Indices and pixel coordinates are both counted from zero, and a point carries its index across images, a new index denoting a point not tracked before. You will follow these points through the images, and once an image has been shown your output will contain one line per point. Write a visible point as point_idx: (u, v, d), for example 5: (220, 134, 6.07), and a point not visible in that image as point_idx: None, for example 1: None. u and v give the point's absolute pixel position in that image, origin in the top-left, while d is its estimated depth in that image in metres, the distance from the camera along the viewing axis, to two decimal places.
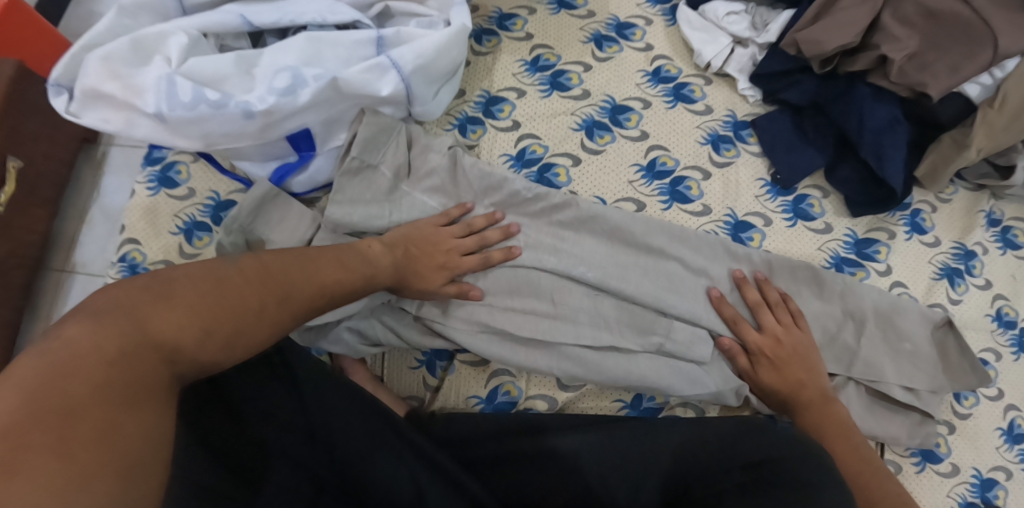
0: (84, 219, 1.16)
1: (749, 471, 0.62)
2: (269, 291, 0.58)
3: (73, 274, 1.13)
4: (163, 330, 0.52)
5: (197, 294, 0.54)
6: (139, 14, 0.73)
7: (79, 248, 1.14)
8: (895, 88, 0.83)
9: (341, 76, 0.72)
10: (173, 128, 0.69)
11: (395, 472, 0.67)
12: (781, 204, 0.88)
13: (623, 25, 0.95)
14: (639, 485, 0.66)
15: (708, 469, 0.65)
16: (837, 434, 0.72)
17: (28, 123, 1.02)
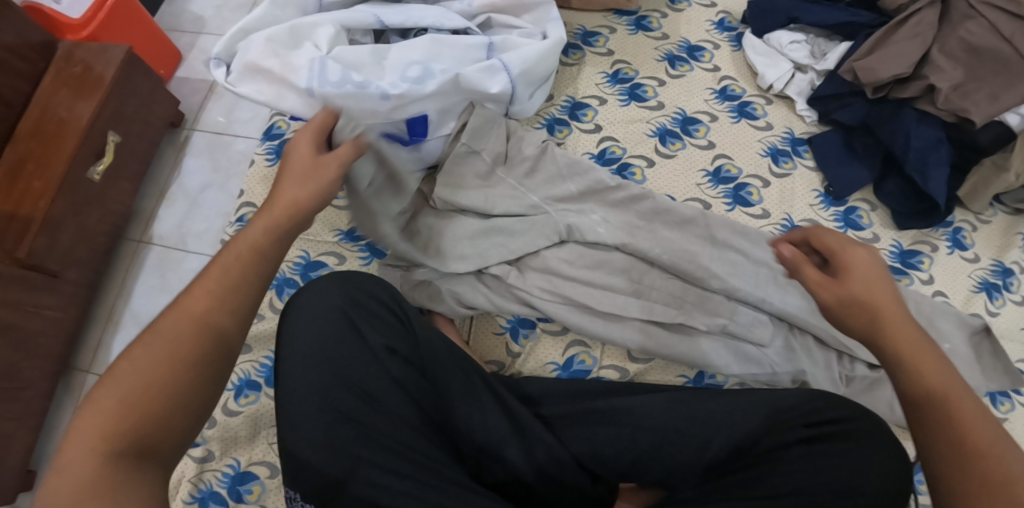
0: (163, 196, 1.29)
1: (812, 430, 0.70)
2: (165, 346, 0.57)
3: (148, 245, 1.25)
4: (128, 401, 0.55)
5: (144, 368, 0.56)
6: (286, 7, 0.86)
7: (156, 222, 1.27)
8: (939, 113, 0.92)
9: (462, 72, 0.84)
10: (318, 103, 0.80)
11: (486, 420, 0.76)
12: (833, 214, 0.97)
13: (693, 48, 1.06)
14: (709, 441, 0.73)
15: (773, 430, 0.72)
16: (948, 404, 0.58)
17: (129, 104, 1.17)
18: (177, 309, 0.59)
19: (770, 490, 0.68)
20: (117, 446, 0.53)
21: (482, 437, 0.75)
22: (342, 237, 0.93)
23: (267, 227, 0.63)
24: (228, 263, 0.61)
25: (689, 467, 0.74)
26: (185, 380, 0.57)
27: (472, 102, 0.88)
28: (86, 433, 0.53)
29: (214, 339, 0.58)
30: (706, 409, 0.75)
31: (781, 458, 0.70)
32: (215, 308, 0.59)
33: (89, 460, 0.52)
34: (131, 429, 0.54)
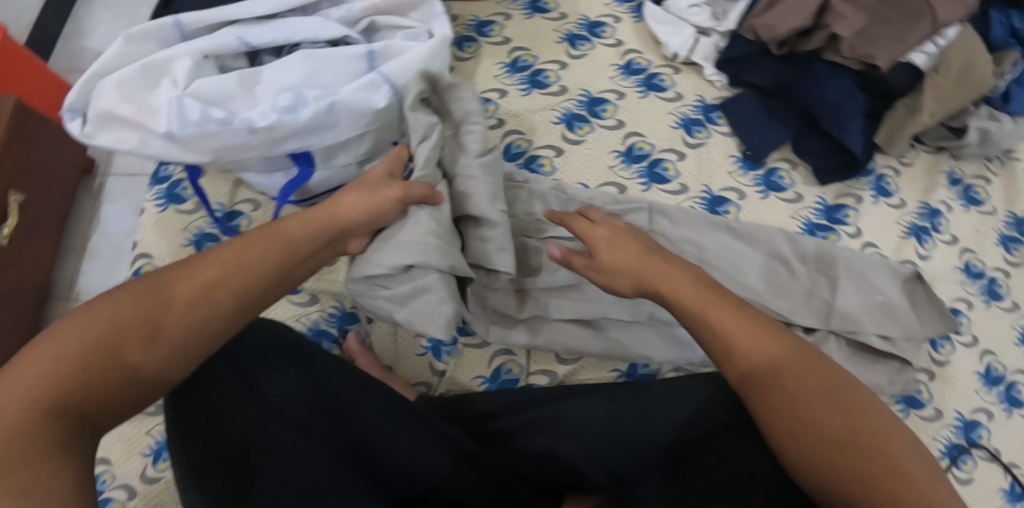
0: (84, 251, 1.22)
1: (736, 416, 0.69)
2: (159, 293, 0.58)
3: (77, 303, 1.18)
4: (157, 304, 0.58)
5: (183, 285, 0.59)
6: (144, 41, 0.82)
7: (81, 278, 1.20)
8: (846, 62, 0.90)
9: (337, 96, 0.78)
10: (183, 145, 0.76)
11: (412, 449, 0.71)
12: (753, 178, 0.94)
13: (593, 24, 1.02)
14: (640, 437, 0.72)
15: (701, 416, 0.71)
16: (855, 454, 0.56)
17: (30, 155, 1.09)
18: (181, 271, 0.60)
19: (700, 481, 0.64)
20: (57, 375, 0.53)
21: (408, 468, 0.71)
22: None
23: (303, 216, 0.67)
24: (260, 240, 0.64)
25: (625, 464, 0.71)
26: (183, 336, 0.57)
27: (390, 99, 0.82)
28: (50, 344, 0.54)
29: (218, 306, 0.59)
30: (641, 404, 0.74)
31: (711, 449, 0.67)
32: (227, 279, 0.60)
33: (35, 376, 0.52)
34: (76, 361, 0.54)
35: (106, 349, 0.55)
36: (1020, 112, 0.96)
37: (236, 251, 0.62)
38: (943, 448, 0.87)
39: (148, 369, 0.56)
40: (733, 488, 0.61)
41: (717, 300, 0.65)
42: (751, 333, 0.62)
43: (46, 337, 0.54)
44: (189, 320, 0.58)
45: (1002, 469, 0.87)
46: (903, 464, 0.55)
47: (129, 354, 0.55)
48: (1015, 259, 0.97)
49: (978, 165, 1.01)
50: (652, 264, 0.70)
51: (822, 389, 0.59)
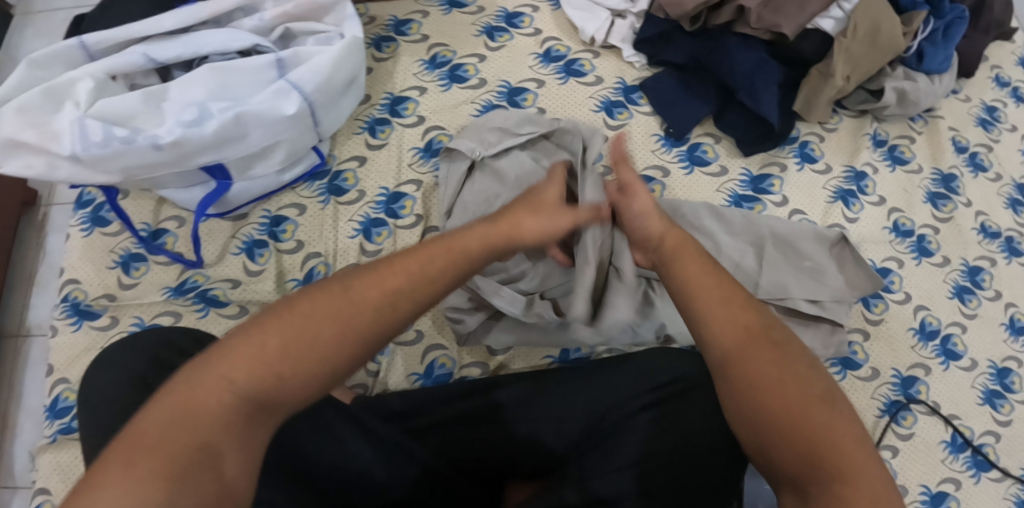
0: (33, 282, 1.17)
1: (655, 393, 0.74)
2: (338, 303, 0.53)
3: (29, 338, 1.13)
4: (303, 327, 0.52)
5: (329, 311, 0.53)
6: (49, 64, 0.83)
7: (31, 313, 1.15)
8: (756, 33, 0.91)
9: (244, 108, 0.79)
10: (90, 166, 0.77)
11: (343, 451, 0.71)
12: (676, 154, 0.95)
13: (512, 15, 1.01)
14: (567, 420, 0.75)
15: (622, 398, 0.75)
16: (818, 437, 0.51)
17: None
18: (405, 257, 0.57)
19: (626, 458, 0.69)
20: (251, 390, 0.50)
21: (341, 469, 0.71)
22: (171, 294, 0.87)
23: (488, 228, 0.63)
24: (438, 248, 0.59)
25: (556, 444, 0.75)
26: (356, 347, 0.53)
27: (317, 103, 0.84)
28: (193, 378, 0.50)
29: (395, 321, 0.55)
30: (572, 390, 0.77)
31: (630, 427, 0.72)
32: (401, 291, 0.55)
33: (219, 397, 0.49)
34: (276, 377, 0.51)
35: (291, 359, 0.51)
36: (936, 71, 0.96)
37: (391, 269, 0.56)
38: (882, 405, 0.88)
39: (321, 385, 0.52)
40: (650, 463, 0.68)
41: (713, 271, 0.60)
42: (720, 296, 0.58)
43: (228, 350, 0.51)
44: (373, 332, 0.53)
45: (943, 422, 0.88)
46: (854, 452, 0.51)
47: (314, 366, 0.52)
48: (943, 214, 0.97)
49: (901, 126, 1.01)
50: (673, 240, 0.65)
51: (782, 356, 0.54)
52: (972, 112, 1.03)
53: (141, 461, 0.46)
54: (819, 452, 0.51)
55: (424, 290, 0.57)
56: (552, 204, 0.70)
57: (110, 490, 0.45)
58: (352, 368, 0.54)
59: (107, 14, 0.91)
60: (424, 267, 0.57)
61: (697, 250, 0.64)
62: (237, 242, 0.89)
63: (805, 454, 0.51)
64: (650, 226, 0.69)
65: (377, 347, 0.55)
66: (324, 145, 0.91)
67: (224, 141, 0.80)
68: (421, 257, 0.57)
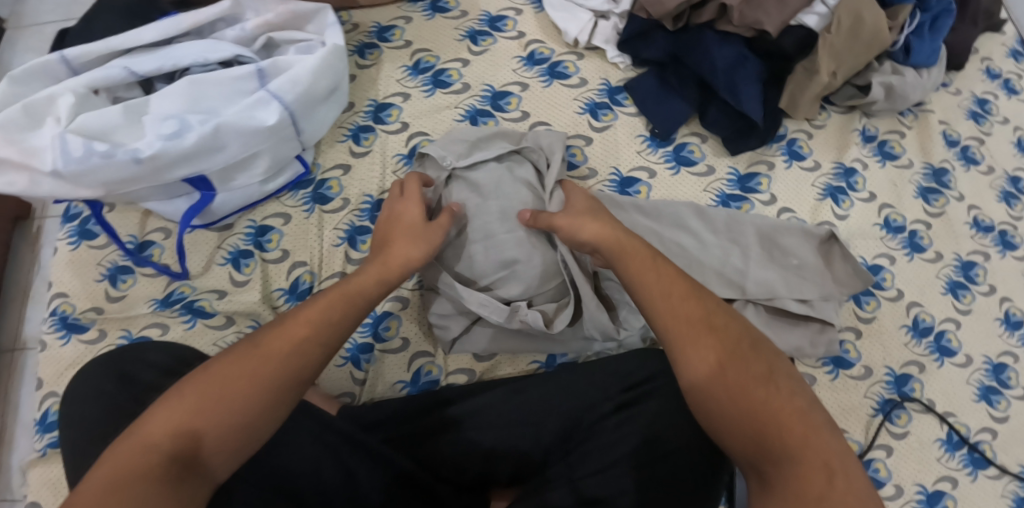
0: (27, 296, 1.18)
1: (630, 394, 0.74)
2: (248, 358, 0.58)
3: (24, 352, 1.14)
4: (220, 381, 0.57)
5: (238, 362, 0.58)
6: (29, 81, 0.83)
7: (25, 326, 1.16)
8: (739, 30, 0.90)
9: (225, 119, 0.79)
10: (72, 181, 0.78)
11: (318, 461, 0.70)
12: (662, 155, 0.94)
13: (495, 19, 1.01)
14: (545, 424, 0.74)
15: (598, 400, 0.74)
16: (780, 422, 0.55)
17: None
18: (304, 310, 0.62)
19: (611, 458, 0.69)
20: (174, 446, 0.54)
21: (321, 482, 0.70)
22: (158, 306, 0.87)
23: (379, 264, 0.70)
24: (333, 299, 0.64)
25: (533, 449, 0.73)
26: (271, 394, 0.57)
27: (301, 115, 0.85)
28: (118, 450, 0.53)
29: (304, 364, 0.59)
30: (545, 393, 0.75)
31: (609, 427, 0.72)
32: (307, 338, 0.60)
33: (146, 458, 0.53)
34: (198, 431, 0.54)
35: (203, 413, 0.55)
36: (923, 64, 0.95)
37: (291, 317, 0.61)
38: (876, 404, 0.87)
39: (239, 430, 0.56)
40: (635, 461, 0.68)
41: (654, 266, 0.65)
42: (676, 304, 0.62)
43: (152, 415, 0.55)
44: (289, 378, 0.58)
45: (938, 420, 0.86)
46: (815, 442, 0.54)
47: (226, 410, 0.55)
48: (935, 209, 0.95)
49: (891, 120, 1.00)
50: (616, 241, 0.69)
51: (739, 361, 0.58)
52: (963, 105, 1.02)
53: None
54: (782, 435, 0.54)
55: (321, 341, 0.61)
56: (414, 228, 0.75)
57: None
58: (271, 414, 0.57)
59: (89, 28, 0.91)
60: (325, 313, 0.63)
61: (635, 245, 0.68)
62: (223, 252, 0.89)
63: (769, 437, 0.55)
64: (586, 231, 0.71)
65: (293, 391, 0.59)
66: (308, 154, 0.91)
67: (206, 154, 0.80)
68: (319, 309, 0.63)
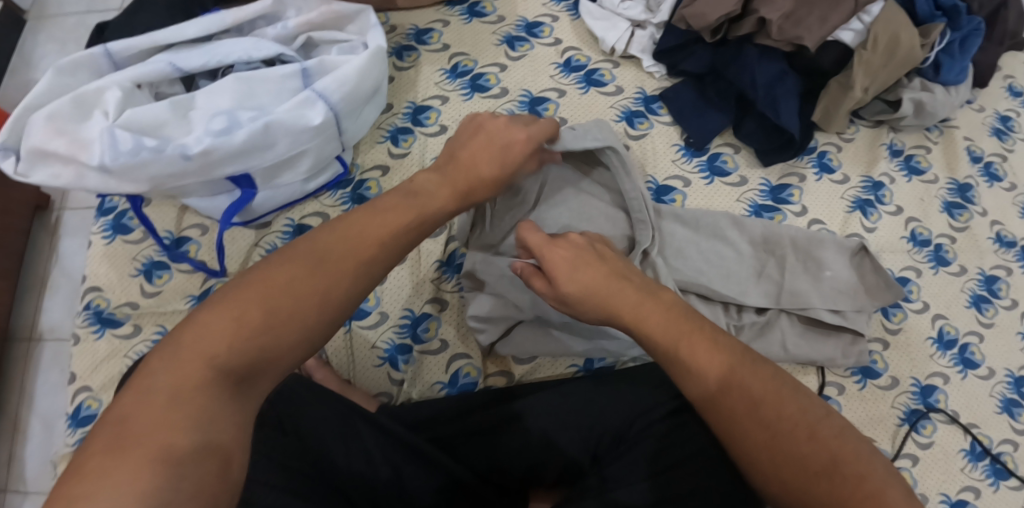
0: (45, 286, 1.13)
1: (680, 400, 0.75)
2: (309, 276, 0.57)
3: (41, 342, 1.10)
4: (278, 287, 0.56)
5: (297, 270, 0.58)
6: (74, 72, 0.83)
7: (43, 315, 1.11)
8: (778, 45, 0.91)
9: (273, 118, 0.80)
10: (118, 176, 0.78)
11: (369, 460, 0.71)
12: (696, 164, 0.95)
13: (531, 24, 1.02)
14: (592, 427, 0.76)
15: (644, 407, 0.76)
16: (828, 465, 0.54)
17: None
18: (360, 219, 0.62)
19: (636, 474, 0.69)
20: (234, 363, 0.54)
21: (368, 480, 0.71)
22: (195, 302, 0.87)
23: (452, 180, 0.70)
24: (395, 210, 0.65)
25: (573, 451, 0.75)
26: (332, 313, 0.58)
27: (344, 114, 0.86)
28: (166, 361, 0.53)
29: (366, 285, 0.60)
30: (594, 400, 0.77)
31: (656, 431, 0.73)
32: (369, 255, 0.61)
33: (202, 371, 0.53)
34: (256, 350, 0.54)
35: (264, 331, 0.55)
36: (952, 82, 0.96)
37: (350, 230, 0.61)
38: (902, 414, 0.88)
39: (299, 349, 0.57)
40: (653, 479, 0.68)
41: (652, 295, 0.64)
42: (706, 353, 0.59)
43: (206, 328, 0.54)
44: (349, 295, 0.59)
45: (963, 431, 0.87)
46: (869, 493, 0.52)
47: (286, 331, 0.56)
48: (960, 224, 0.97)
49: (918, 136, 1.02)
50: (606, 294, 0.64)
51: (769, 423, 0.56)
52: (986, 122, 1.04)
53: (140, 444, 0.49)
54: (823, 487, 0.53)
55: (381, 252, 0.62)
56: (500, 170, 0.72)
57: (121, 466, 0.48)
58: (334, 322, 0.59)
59: (130, 21, 0.91)
60: (379, 222, 0.63)
61: (668, 298, 0.64)
62: (260, 250, 0.89)
63: (815, 479, 0.54)
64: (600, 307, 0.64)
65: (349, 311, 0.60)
66: (347, 154, 0.92)
67: (252, 152, 0.80)
68: (368, 220, 0.63)
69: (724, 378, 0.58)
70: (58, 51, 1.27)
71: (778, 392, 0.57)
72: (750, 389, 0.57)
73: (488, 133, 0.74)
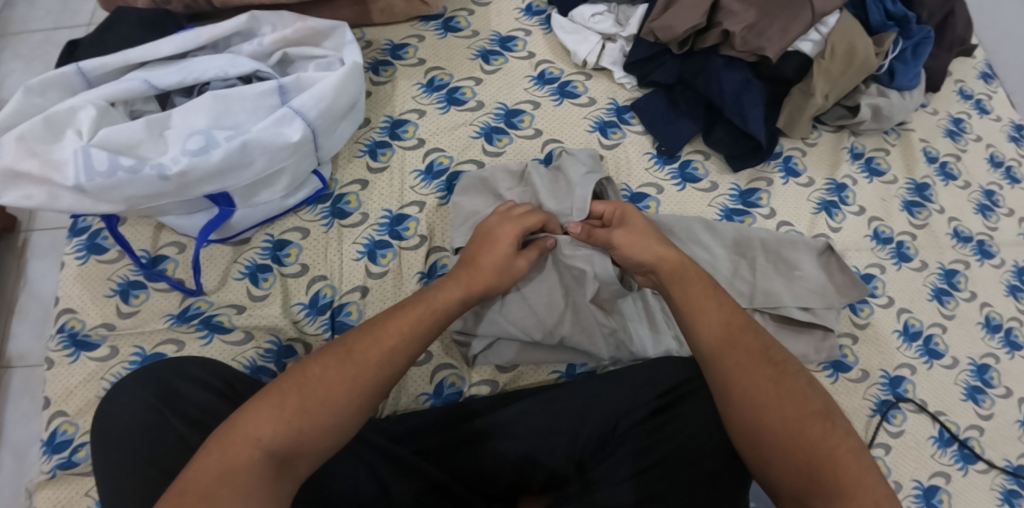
0: (13, 311, 1.10)
1: (662, 399, 0.78)
2: (343, 367, 0.62)
3: (10, 369, 1.07)
4: (318, 379, 0.61)
5: (337, 363, 0.63)
6: (46, 91, 0.82)
7: (11, 341, 1.08)
8: (741, 55, 0.95)
9: (251, 135, 0.80)
10: (94, 196, 0.78)
11: (357, 475, 0.72)
12: (669, 172, 0.98)
13: (505, 39, 1.04)
14: (577, 432, 0.77)
15: (628, 407, 0.78)
16: (822, 420, 0.61)
17: None
18: (395, 313, 0.67)
19: (621, 474, 0.71)
20: (275, 445, 0.58)
21: (356, 494, 0.71)
22: (173, 321, 0.86)
23: (460, 279, 0.73)
24: (424, 303, 0.69)
25: (559, 458, 0.77)
26: (359, 401, 0.62)
27: (321, 130, 0.86)
28: (218, 441, 0.58)
29: (390, 374, 0.64)
30: (577, 404, 0.79)
31: (639, 434, 0.75)
32: (397, 348, 0.65)
33: (248, 452, 0.57)
34: (293, 434, 0.59)
35: (301, 417, 0.60)
36: (907, 87, 1.01)
37: (384, 324, 0.66)
38: (873, 405, 0.91)
39: (330, 435, 0.60)
40: (638, 478, 0.70)
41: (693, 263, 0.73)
42: (723, 315, 0.68)
43: (252, 415, 0.59)
44: (379, 386, 0.63)
45: (931, 419, 0.91)
46: (840, 444, 0.60)
47: (325, 415, 0.60)
48: (919, 221, 1.01)
49: (876, 139, 1.06)
50: (679, 266, 0.73)
51: (779, 373, 0.64)
52: (940, 125, 1.09)
53: None
54: (810, 435, 0.60)
55: (411, 346, 0.66)
56: (500, 261, 0.75)
57: None
58: (370, 407, 0.63)
59: (101, 39, 0.90)
60: (407, 314, 0.67)
61: (696, 272, 0.72)
62: (239, 266, 0.89)
63: (811, 432, 0.60)
64: (651, 250, 0.75)
65: (376, 401, 0.64)
66: (326, 169, 0.93)
67: (230, 171, 0.81)
68: (396, 314, 0.67)
69: (742, 326, 0.67)
70: (22, 70, 1.24)
71: (784, 359, 0.65)
72: (757, 351, 0.65)
73: (493, 235, 0.77)
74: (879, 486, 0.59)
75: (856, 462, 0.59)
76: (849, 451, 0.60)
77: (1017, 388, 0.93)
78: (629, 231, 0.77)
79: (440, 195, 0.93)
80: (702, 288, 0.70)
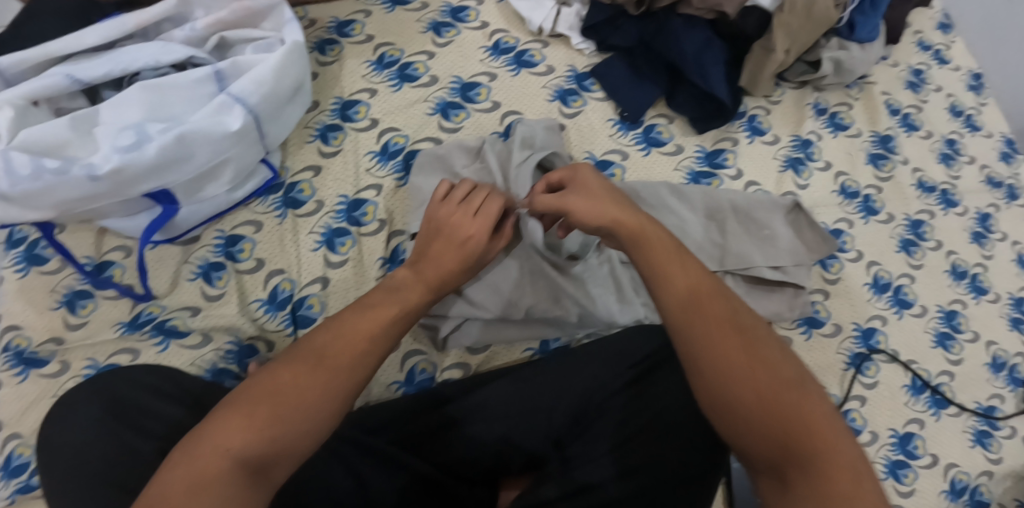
0: None
1: (636, 370, 0.77)
2: (314, 372, 0.59)
3: None
4: (286, 385, 0.58)
5: (304, 368, 0.60)
6: None
7: None
8: (699, 13, 0.95)
9: (188, 127, 0.75)
10: (22, 202, 0.72)
11: (331, 472, 0.69)
12: (633, 137, 0.96)
13: (456, 9, 1.00)
14: (553, 409, 0.76)
15: (602, 382, 0.77)
16: (797, 386, 0.60)
17: None
18: (362, 311, 0.64)
19: (600, 448, 0.70)
20: (247, 454, 0.55)
21: (332, 492, 0.68)
22: (125, 330, 0.81)
23: (423, 274, 0.70)
24: (392, 301, 0.66)
25: (538, 438, 0.75)
26: (332, 406, 0.59)
27: (263, 116, 0.81)
28: (185, 453, 0.55)
29: (362, 377, 0.61)
30: (551, 382, 0.78)
31: (614, 406, 0.75)
32: (367, 350, 0.62)
33: (219, 462, 0.54)
34: (267, 442, 0.56)
35: (273, 425, 0.56)
36: (867, 39, 1.00)
37: (350, 324, 0.63)
38: (847, 359, 0.91)
39: (306, 440, 0.58)
40: (617, 450, 0.70)
41: (654, 228, 0.71)
42: (693, 284, 0.66)
43: (219, 424, 0.56)
44: (353, 389, 0.60)
45: (903, 368, 0.91)
46: (815, 410, 0.59)
47: (298, 420, 0.57)
48: (884, 173, 1.01)
49: (839, 93, 1.05)
50: (639, 231, 0.70)
51: (750, 341, 0.62)
52: (900, 76, 1.08)
53: None
54: (783, 404, 0.59)
55: (381, 348, 0.63)
56: (461, 249, 0.72)
57: None
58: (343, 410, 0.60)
59: (19, 32, 0.83)
60: (375, 313, 0.65)
61: (656, 236, 0.70)
62: (191, 266, 0.84)
63: (784, 400, 0.59)
64: (606, 215, 0.71)
65: (350, 405, 0.61)
66: (275, 157, 0.88)
67: (168, 166, 0.76)
68: (361, 313, 0.64)
69: (710, 293, 0.65)
70: None
71: (753, 326, 0.64)
72: (728, 321, 0.63)
73: (449, 226, 0.73)
74: (854, 448, 0.58)
75: (832, 427, 0.58)
76: (824, 415, 0.59)
77: (984, 332, 0.95)
78: (583, 195, 0.73)
79: (397, 176, 0.90)
80: (666, 256, 0.68)
